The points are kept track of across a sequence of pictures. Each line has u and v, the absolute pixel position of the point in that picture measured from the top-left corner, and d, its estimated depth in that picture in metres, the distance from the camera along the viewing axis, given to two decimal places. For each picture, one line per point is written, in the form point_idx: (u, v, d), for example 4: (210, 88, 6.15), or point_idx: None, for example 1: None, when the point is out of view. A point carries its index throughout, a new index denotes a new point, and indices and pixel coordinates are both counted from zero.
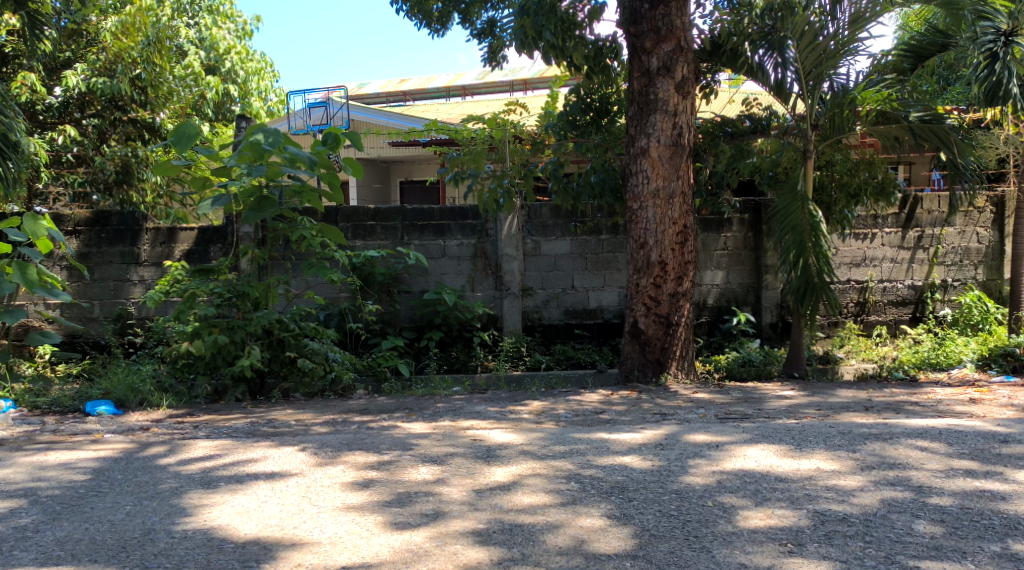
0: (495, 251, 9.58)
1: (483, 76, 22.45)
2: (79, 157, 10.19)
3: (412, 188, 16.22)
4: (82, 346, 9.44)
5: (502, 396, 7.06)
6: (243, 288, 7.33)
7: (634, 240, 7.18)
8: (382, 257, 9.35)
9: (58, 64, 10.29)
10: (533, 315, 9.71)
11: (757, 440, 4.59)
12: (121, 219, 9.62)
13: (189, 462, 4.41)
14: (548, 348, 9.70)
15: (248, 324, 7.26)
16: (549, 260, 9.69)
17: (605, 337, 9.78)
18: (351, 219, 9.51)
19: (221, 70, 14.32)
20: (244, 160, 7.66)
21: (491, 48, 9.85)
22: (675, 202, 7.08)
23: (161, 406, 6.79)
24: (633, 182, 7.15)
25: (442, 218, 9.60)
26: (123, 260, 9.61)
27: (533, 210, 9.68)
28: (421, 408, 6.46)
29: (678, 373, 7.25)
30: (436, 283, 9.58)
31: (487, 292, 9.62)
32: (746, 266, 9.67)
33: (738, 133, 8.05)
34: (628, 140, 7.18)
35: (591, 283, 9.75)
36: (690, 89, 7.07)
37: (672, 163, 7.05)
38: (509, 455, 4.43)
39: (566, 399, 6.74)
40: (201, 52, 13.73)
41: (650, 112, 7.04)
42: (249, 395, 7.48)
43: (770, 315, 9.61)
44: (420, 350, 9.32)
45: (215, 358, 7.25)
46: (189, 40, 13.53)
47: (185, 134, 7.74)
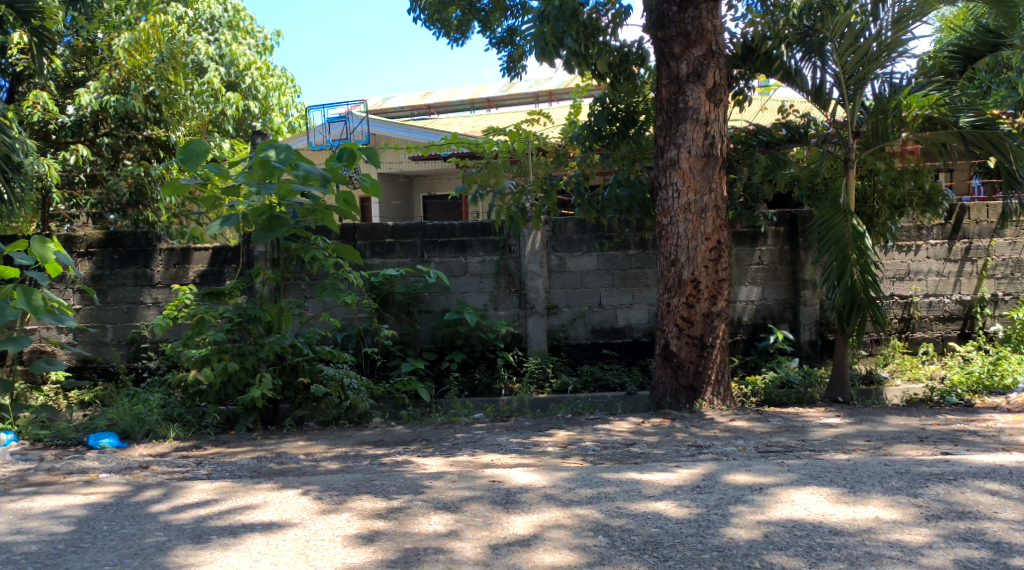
0: (518, 268, 9.21)
1: (509, 87, 22.18)
2: (93, 176, 10.02)
3: (433, 204, 15.94)
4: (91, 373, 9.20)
5: (525, 424, 6.66)
6: (254, 312, 7.01)
7: (664, 258, 6.77)
8: (401, 276, 9.01)
9: (71, 82, 10.10)
10: (558, 334, 9.28)
11: (805, 481, 4.16)
12: (134, 240, 9.36)
13: (183, 509, 4.06)
14: (575, 369, 9.28)
15: (260, 350, 6.94)
16: (574, 276, 9.29)
17: (635, 357, 9.35)
18: (369, 237, 9.20)
19: (241, 85, 14.20)
20: (256, 177, 7.37)
21: (510, 57, 9.57)
22: (708, 216, 6.66)
23: (168, 438, 6.48)
24: (662, 196, 6.74)
25: (463, 234, 9.24)
26: (136, 282, 9.36)
27: (557, 224, 9.30)
28: (439, 440, 6.09)
29: (713, 399, 6.81)
30: (458, 302, 9.22)
31: (510, 310, 9.23)
32: (782, 281, 9.22)
33: (773, 142, 7.60)
34: (657, 152, 6.78)
35: (619, 300, 9.33)
36: (722, 96, 6.66)
37: (704, 176, 6.63)
38: (531, 500, 4.04)
39: (593, 428, 6.33)
40: (221, 68, 13.52)
41: (679, 121, 6.63)
42: (261, 424, 7.15)
43: (809, 332, 9.13)
44: (442, 372, 8.94)
45: (225, 386, 6.94)
46: (212, 55, 13.28)
47: (194, 151, 7.46)
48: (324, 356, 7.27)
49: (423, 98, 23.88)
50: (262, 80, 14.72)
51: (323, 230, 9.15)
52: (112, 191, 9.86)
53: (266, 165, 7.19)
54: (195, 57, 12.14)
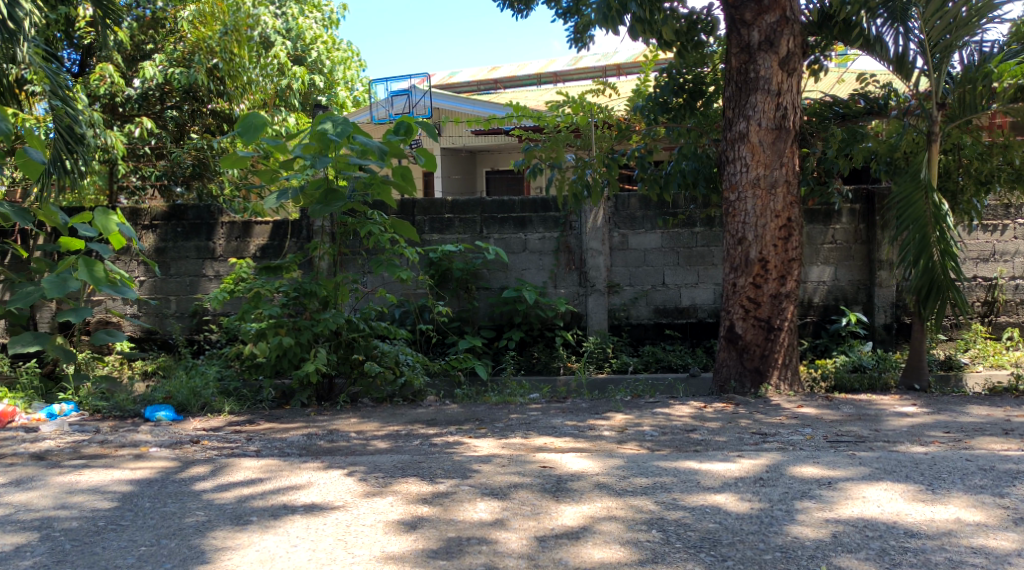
0: (579, 245, 8.98)
1: (575, 61, 21.78)
2: (158, 148, 10.09)
3: (498, 179, 15.87)
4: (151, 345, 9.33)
5: (582, 406, 6.46)
6: (309, 286, 6.95)
7: (731, 235, 6.47)
8: (460, 252, 8.87)
9: (138, 55, 10.18)
10: (620, 313, 9.05)
11: (879, 476, 3.87)
12: (197, 213, 9.40)
13: (226, 488, 3.98)
14: (636, 349, 9.05)
15: (316, 325, 6.87)
16: (637, 254, 9.03)
17: (699, 338, 9.05)
18: (428, 212, 9.07)
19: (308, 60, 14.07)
20: (310, 151, 7.25)
21: (576, 28, 9.29)
22: (778, 192, 6.33)
23: (223, 412, 6.47)
24: (729, 171, 6.44)
25: (523, 210, 9.04)
26: (198, 255, 9.41)
27: (621, 200, 9.03)
28: (493, 420, 5.94)
29: (780, 384, 6.50)
30: (517, 279, 9.04)
31: (571, 288, 9.01)
32: (856, 261, 8.81)
33: (850, 114, 7.17)
34: (725, 125, 6.46)
35: (683, 279, 9.03)
36: (796, 65, 6.29)
37: (774, 149, 6.29)
38: (583, 489, 3.85)
39: (652, 412, 6.10)
40: (289, 41, 13.44)
41: (750, 92, 6.29)
42: (316, 400, 7.09)
43: (884, 315, 8.71)
44: (499, 350, 8.80)
45: (281, 361, 6.90)
46: (282, 29, 13.13)
47: (252, 124, 7.40)
48: (380, 332, 7.18)
49: (489, 72, 23.65)
50: (328, 53, 14.63)
51: (381, 204, 9.03)
52: (175, 164, 9.90)
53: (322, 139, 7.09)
54: (264, 31, 12.02)
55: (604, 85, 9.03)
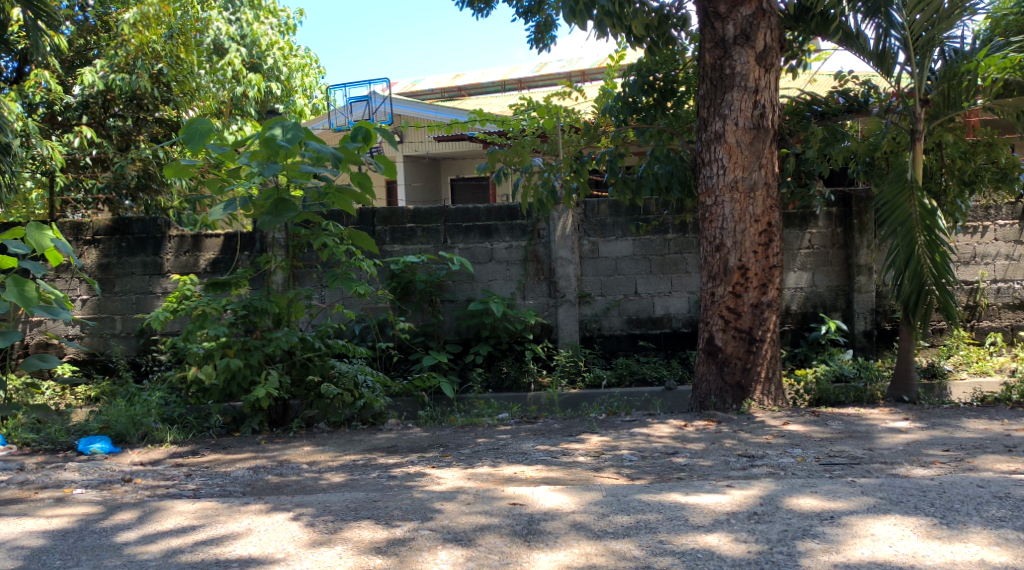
0: (548, 254, 8.58)
1: (539, 68, 21.46)
2: (100, 158, 9.41)
3: (464, 186, 15.46)
4: (89, 369, 8.78)
5: (555, 427, 6.04)
6: (259, 304, 6.47)
7: (708, 242, 6.10)
8: (423, 263, 8.44)
9: (78, 61, 9.68)
10: (591, 325, 8.66)
11: (886, 508, 3.51)
12: (143, 227, 8.87)
13: (153, 538, 3.50)
14: (609, 362, 8.66)
15: (267, 345, 6.40)
16: (608, 262, 8.65)
17: (674, 349, 8.68)
18: (389, 221, 8.61)
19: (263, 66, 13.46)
20: (258, 158, 6.75)
21: (538, 28, 8.92)
22: (757, 196, 5.96)
23: (165, 442, 5.96)
24: (705, 173, 6.07)
25: (488, 218, 8.63)
26: (145, 271, 8.87)
27: (590, 207, 8.64)
28: (459, 446, 5.50)
29: (763, 399, 6.14)
30: (483, 291, 8.62)
31: (540, 299, 8.62)
32: (834, 266, 8.49)
33: (829, 113, 6.84)
34: (700, 125, 6.10)
35: (656, 288, 8.66)
36: (774, 61, 5.94)
37: (752, 150, 5.93)
38: (558, 530, 3.44)
39: (630, 433, 5.69)
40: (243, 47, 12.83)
41: (725, 90, 5.94)
42: (270, 425, 6.60)
43: (864, 322, 8.40)
44: (466, 366, 8.37)
45: (230, 384, 6.41)
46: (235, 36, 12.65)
47: (197, 131, 6.90)
48: (338, 351, 6.71)
49: (454, 80, 23.22)
50: (286, 59, 14.01)
51: (339, 215, 8.56)
52: (118, 175, 9.22)
53: (271, 146, 6.60)
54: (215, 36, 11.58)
55: (570, 87, 8.65)
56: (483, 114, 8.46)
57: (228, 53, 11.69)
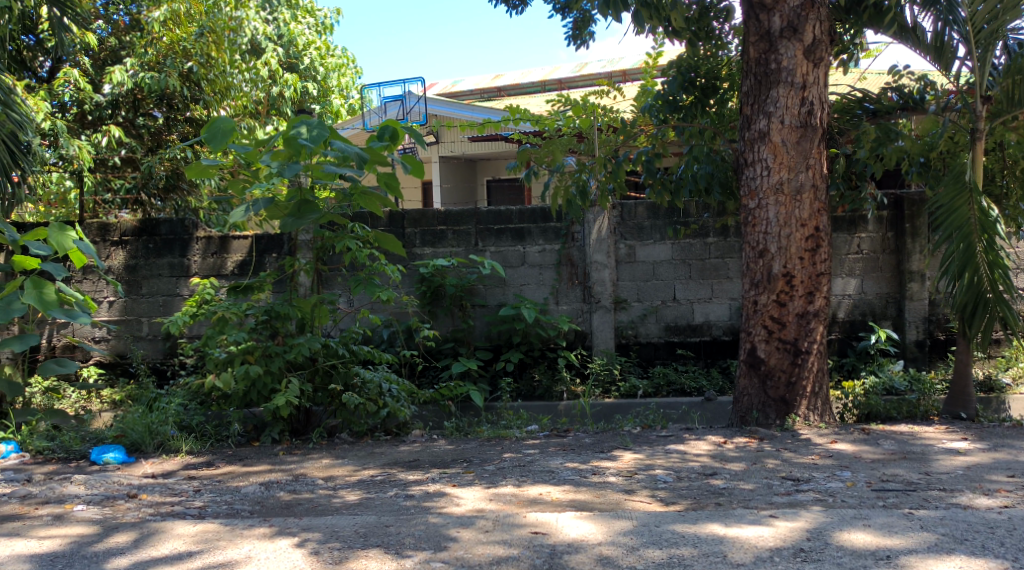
0: (583, 258, 8.27)
1: (580, 68, 21.10)
2: (128, 158, 9.26)
3: (500, 187, 15.19)
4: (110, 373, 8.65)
5: (586, 442, 5.73)
6: (281, 308, 6.25)
7: (750, 247, 5.75)
8: (453, 266, 8.17)
9: (111, 59, 9.52)
10: (627, 331, 8.32)
11: (948, 548, 3.15)
12: (170, 228, 8.72)
13: (147, 566, 3.27)
14: (645, 370, 8.32)
15: (288, 352, 6.17)
16: (646, 266, 8.31)
17: (714, 358, 8.31)
18: (418, 224, 8.36)
19: (300, 67, 13.45)
20: (279, 157, 6.54)
21: (575, 24, 8.60)
22: (804, 199, 5.60)
23: (180, 452, 5.76)
24: (747, 174, 5.73)
25: (521, 220, 8.33)
26: (172, 273, 8.72)
27: (627, 209, 8.30)
28: (483, 462, 5.22)
29: (809, 414, 5.76)
30: (515, 296, 8.32)
31: (574, 305, 8.30)
32: (884, 273, 8.06)
33: (882, 110, 6.41)
34: (743, 124, 5.75)
35: (696, 294, 8.30)
36: (824, 55, 5.56)
37: (799, 150, 5.56)
38: (581, 566, 3.14)
39: (665, 450, 5.36)
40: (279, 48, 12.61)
41: (770, 86, 5.58)
42: (291, 435, 6.37)
43: (916, 331, 7.95)
44: (497, 374, 8.08)
45: (250, 392, 6.20)
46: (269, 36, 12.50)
47: (219, 130, 6.73)
48: (362, 358, 6.47)
49: (493, 80, 22.93)
50: (322, 60, 13.88)
51: (368, 216, 8.33)
52: (145, 175, 9.04)
53: (291, 143, 6.39)
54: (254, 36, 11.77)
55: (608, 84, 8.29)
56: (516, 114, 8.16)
57: (266, 54, 11.75)
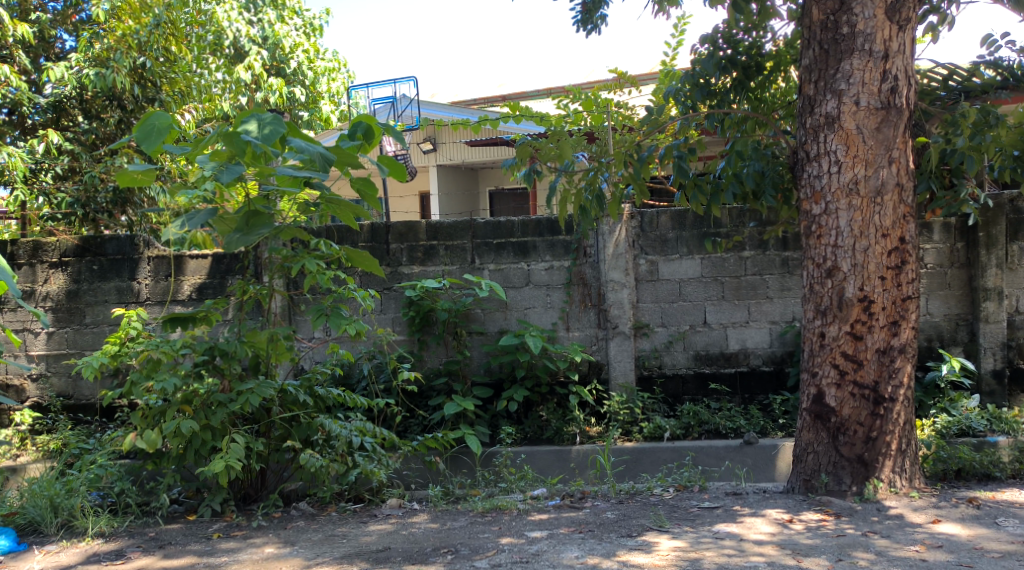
0: (597, 276, 7.02)
1: None
2: (70, 171, 8.01)
3: (503, 198, 13.91)
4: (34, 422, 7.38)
5: (608, 517, 4.48)
6: (226, 346, 5.06)
7: (814, 264, 4.51)
8: (445, 288, 6.93)
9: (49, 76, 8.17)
10: (650, 362, 7.06)
11: None
12: (118, 246, 7.53)
13: None
14: (673, 408, 7.05)
15: (234, 403, 4.96)
16: (671, 285, 7.05)
17: (752, 393, 7.03)
18: (404, 238, 7.11)
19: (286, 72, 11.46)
20: (219, 158, 5.26)
21: (584, 6, 7.38)
22: (885, 201, 4.34)
23: (91, 535, 4.53)
24: (808, 172, 4.51)
25: (524, 233, 7.08)
26: (120, 298, 7.53)
27: (648, 218, 7.04)
28: (476, 552, 3.98)
29: (894, 478, 4.51)
30: (518, 321, 7.08)
31: (587, 331, 7.05)
32: (953, 290, 6.71)
33: (976, 90, 5.29)
34: (804, 106, 4.50)
35: (730, 318, 7.04)
36: (912, 15, 4.32)
37: (878, 139, 4.32)
38: None
39: (713, 532, 4.10)
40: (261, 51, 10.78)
41: (841, 56, 4.34)
42: (237, 504, 5.11)
43: (994, 359, 6.60)
44: (497, 414, 6.82)
45: (187, 450, 4.98)
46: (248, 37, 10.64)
47: (154, 127, 5.51)
48: (334, 401, 5.35)
49: None
50: (308, 65, 11.73)
51: (344, 231, 7.09)
52: (89, 186, 7.85)
53: (233, 139, 5.11)
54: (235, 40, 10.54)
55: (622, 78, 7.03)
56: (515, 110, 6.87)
57: (251, 58, 10.37)
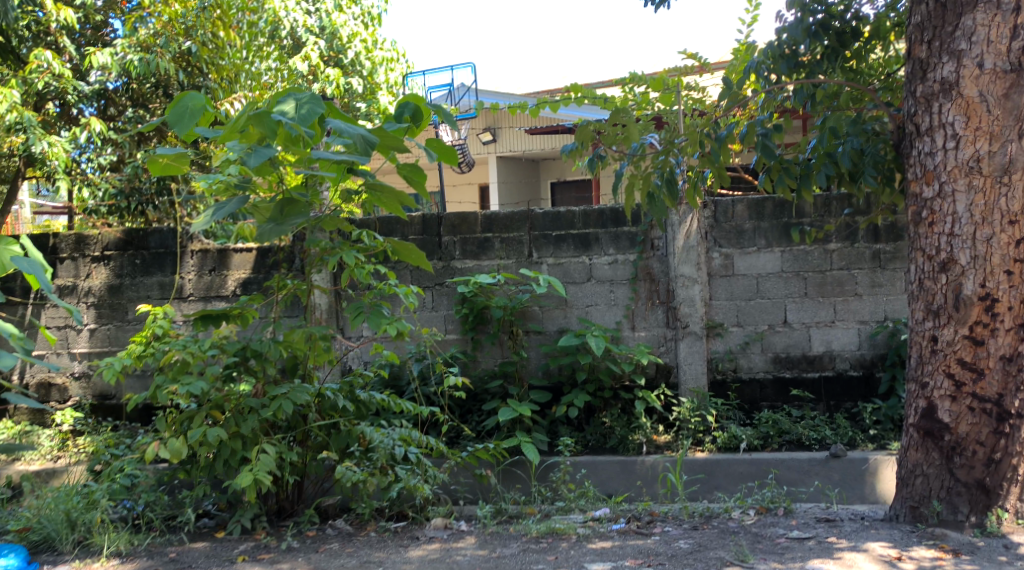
0: (665, 271, 6.42)
1: None
2: (113, 162, 7.69)
3: (565, 191, 13.01)
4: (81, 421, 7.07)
5: (680, 547, 3.93)
6: (259, 347, 4.60)
7: (925, 256, 3.86)
8: (500, 283, 6.41)
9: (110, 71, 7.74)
10: (724, 365, 6.43)
11: None
12: (160, 239, 7.11)
13: None
14: (750, 415, 6.41)
15: (265, 409, 4.53)
16: (747, 281, 6.41)
17: (839, 400, 6.36)
18: (457, 230, 6.61)
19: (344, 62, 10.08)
20: (248, 140, 4.71)
21: None
22: (1014, 181, 3.67)
23: (111, 555, 4.16)
24: (918, 149, 3.88)
25: (586, 224, 6.51)
26: (163, 294, 7.15)
27: (722, 207, 6.40)
28: None
29: (1021, 508, 3.85)
30: (579, 320, 6.52)
31: (655, 331, 6.46)
32: None
33: None
34: (915, 72, 3.88)
35: (813, 317, 6.37)
36: None
37: (1005, 107, 3.65)
38: None
39: None
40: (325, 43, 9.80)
41: (961, 12, 3.71)
42: (273, 518, 4.70)
43: None
44: (557, 420, 6.29)
45: (216, 461, 4.57)
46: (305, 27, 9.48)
47: (188, 109, 5.03)
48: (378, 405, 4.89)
49: None
50: (370, 55, 10.37)
51: (394, 222, 6.63)
52: (133, 176, 7.54)
53: (263, 120, 4.53)
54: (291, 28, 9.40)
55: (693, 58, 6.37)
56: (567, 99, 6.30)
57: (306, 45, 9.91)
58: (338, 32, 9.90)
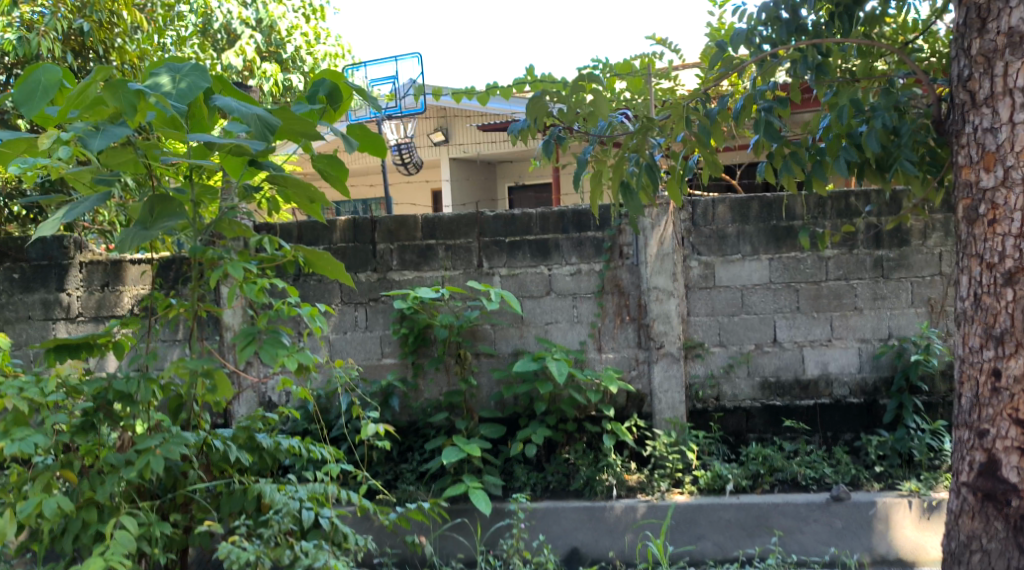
0: (636, 283, 5.47)
1: None
2: None
3: (524, 194, 12.09)
4: None
5: None
6: (124, 387, 3.59)
7: (984, 264, 2.95)
8: (444, 299, 5.41)
9: (7, 68, 6.69)
10: (705, 392, 5.48)
11: None
12: (39, 248, 5.82)
13: None
14: (736, 450, 5.45)
15: (128, 469, 3.48)
16: (731, 294, 5.47)
17: (837, 430, 5.42)
18: (392, 237, 5.58)
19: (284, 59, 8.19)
20: (100, 118, 3.58)
21: None
22: None
23: None
24: (972, 124, 3.00)
25: (543, 229, 5.52)
26: (46, 315, 5.81)
27: (701, 208, 5.46)
28: None
29: None
30: (536, 341, 5.54)
31: (625, 354, 5.50)
32: None
33: None
34: (970, 22, 3.01)
35: (809, 335, 5.44)
36: None
37: None
38: None
39: None
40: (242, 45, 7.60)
41: None
42: None
43: None
44: (510, 460, 5.30)
45: (61, 538, 3.50)
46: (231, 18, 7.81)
47: (40, 84, 3.52)
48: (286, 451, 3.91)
49: None
50: (312, 49, 8.54)
51: (317, 229, 5.60)
52: None
53: (117, 91, 3.40)
54: (225, 21, 7.80)
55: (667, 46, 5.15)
56: (509, 92, 4.98)
57: None
58: (277, 25, 8.10)
